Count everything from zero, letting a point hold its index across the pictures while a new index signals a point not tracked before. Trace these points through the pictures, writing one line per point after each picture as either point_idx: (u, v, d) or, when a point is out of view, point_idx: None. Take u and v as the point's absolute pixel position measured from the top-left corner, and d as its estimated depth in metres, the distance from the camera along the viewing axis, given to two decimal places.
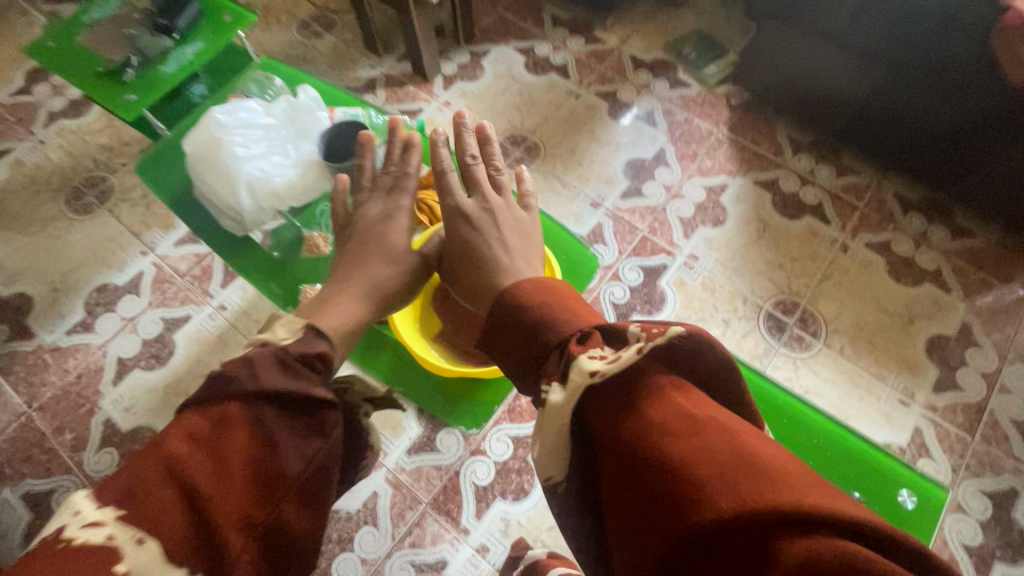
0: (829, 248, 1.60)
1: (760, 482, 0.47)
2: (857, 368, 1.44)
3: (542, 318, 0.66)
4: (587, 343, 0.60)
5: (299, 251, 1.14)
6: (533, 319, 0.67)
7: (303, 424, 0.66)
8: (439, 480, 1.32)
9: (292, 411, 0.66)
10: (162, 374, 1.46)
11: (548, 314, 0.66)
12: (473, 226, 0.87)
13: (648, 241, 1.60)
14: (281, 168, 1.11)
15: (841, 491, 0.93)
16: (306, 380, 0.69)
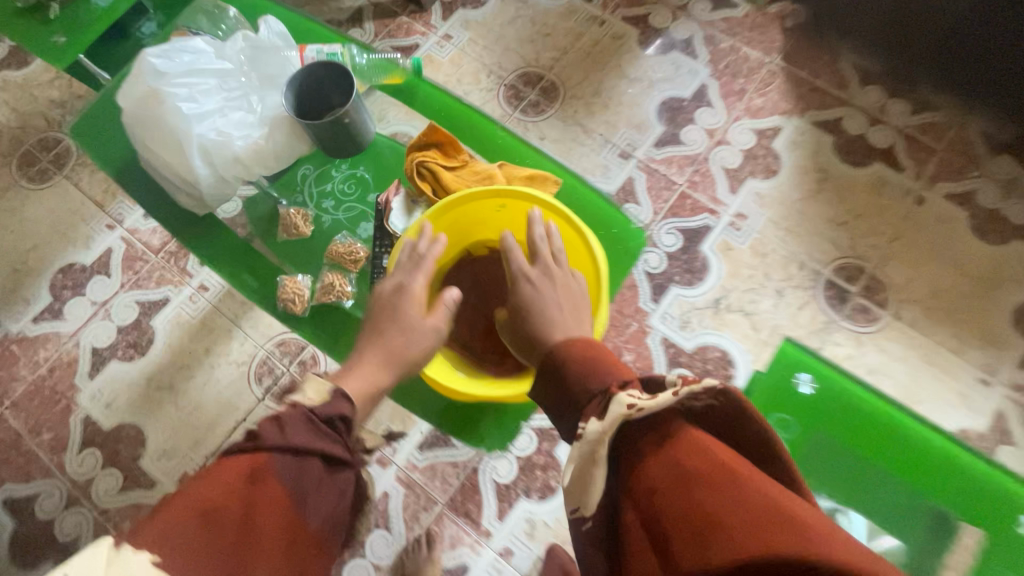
0: (900, 200, 1.36)
1: (799, 542, 0.45)
2: (931, 344, 1.24)
3: (584, 358, 0.63)
4: (626, 386, 0.58)
5: (274, 231, 0.97)
6: (574, 362, 0.63)
7: (333, 482, 0.64)
8: (456, 479, 1.18)
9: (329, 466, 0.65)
10: (142, 365, 1.31)
11: (591, 357, 0.63)
12: (534, 288, 0.76)
13: (687, 198, 1.37)
14: (244, 129, 0.89)
15: (931, 508, 0.77)
16: (336, 438, 0.67)
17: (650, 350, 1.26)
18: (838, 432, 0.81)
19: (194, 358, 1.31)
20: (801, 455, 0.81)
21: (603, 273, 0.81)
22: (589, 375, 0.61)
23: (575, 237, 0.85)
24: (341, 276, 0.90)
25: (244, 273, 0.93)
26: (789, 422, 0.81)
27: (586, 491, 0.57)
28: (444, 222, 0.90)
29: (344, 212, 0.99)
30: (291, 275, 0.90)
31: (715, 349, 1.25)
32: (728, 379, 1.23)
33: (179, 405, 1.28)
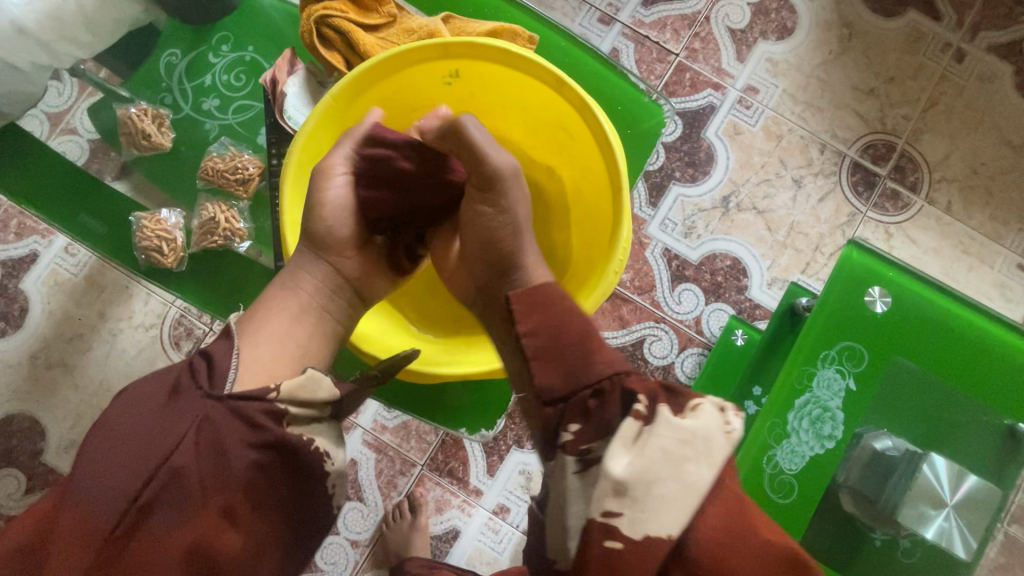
0: (937, 58, 1.10)
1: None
2: (967, 229, 1.08)
3: (583, 346, 0.47)
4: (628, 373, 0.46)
5: (116, 140, 0.71)
6: (577, 336, 0.48)
7: (164, 434, 0.48)
8: (434, 435, 1.00)
9: (161, 423, 0.48)
10: (19, 341, 1.01)
11: (595, 348, 0.47)
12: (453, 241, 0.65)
13: (686, 72, 1.09)
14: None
15: (1000, 421, 0.64)
16: (190, 386, 0.50)
17: (649, 266, 1.05)
18: (915, 357, 0.64)
19: (87, 326, 1.02)
20: (870, 393, 0.64)
21: (620, 153, 0.56)
22: (593, 356, 0.47)
23: (569, 105, 0.59)
24: (225, 207, 0.68)
25: (83, 215, 0.66)
26: (856, 354, 0.63)
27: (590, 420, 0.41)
28: (363, 102, 0.61)
29: (233, 113, 0.72)
30: (151, 212, 0.67)
31: (725, 257, 1.06)
32: (741, 292, 1.05)
33: (79, 385, 1.00)
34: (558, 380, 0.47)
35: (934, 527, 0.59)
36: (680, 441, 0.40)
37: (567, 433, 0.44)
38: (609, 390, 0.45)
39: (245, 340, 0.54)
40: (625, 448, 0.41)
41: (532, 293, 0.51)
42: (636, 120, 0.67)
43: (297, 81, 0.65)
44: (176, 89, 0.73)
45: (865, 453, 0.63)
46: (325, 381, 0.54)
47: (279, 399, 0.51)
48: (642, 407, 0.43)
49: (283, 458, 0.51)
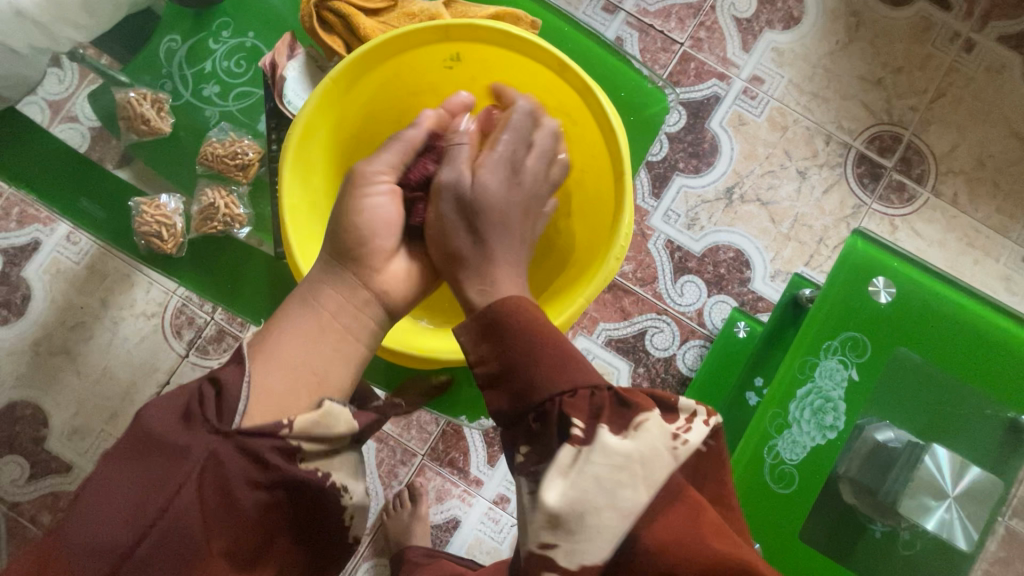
0: (946, 48, 1.09)
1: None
2: (973, 222, 1.07)
3: (529, 367, 0.44)
4: (574, 397, 0.43)
5: (116, 126, 0.71)
6: (521, 357, 0.44)
7: (166, 475, 0.44)
8: (435, 426, 1.00)
9: (162, 463, 0.45)
10: (22, 329, 1.01)
11: (541, 370, 0.44)
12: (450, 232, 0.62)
13: (690, 62, 1.08)
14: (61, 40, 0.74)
15: (1002, 412, 0.63)
16: (195, 424, 0.46)
17: (652, 258, 1.04)
18: (919, 347, 0.63)
19: (90, 314, 1.02)
20: (872, 383, 0.64)
21: (622, 138, 0.56)
22: (538, 376, 0.43)
23: (571, 88, 0.58)
24: (225, 192, 0.68)
25: (83, 201, 0.66)
26: (859, 344, 0.63)
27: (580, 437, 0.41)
28: (364, 85, 0.60)
29: (234, 101, 0.72)
30: (150, 197, 0.67)
31: (728, 249, 1.05)
32: (744, 284, 1.04)
33: (82, 373, 1.01)
34: (504, 401, 0.44)
35: (935, 518, 0.59)
36: (614, 467, 0.41)
37: (519, 454, 0.44)
38: (552, 411, 0.42)
39: (257, 364, 0.49)
40: (562, 475, 0.41)
41: (479, 316, 0.47)
42: (639, 107, 0.67)
43: (296, 65, 0.65)
44: (177, 75, 0.72)
45: (867, 445, 0.63)
46: (343, 415, 0.48)
47: (293, 436, 0.46)
48: (581, 431, 0.42)
49: (295, 496, 0.48)
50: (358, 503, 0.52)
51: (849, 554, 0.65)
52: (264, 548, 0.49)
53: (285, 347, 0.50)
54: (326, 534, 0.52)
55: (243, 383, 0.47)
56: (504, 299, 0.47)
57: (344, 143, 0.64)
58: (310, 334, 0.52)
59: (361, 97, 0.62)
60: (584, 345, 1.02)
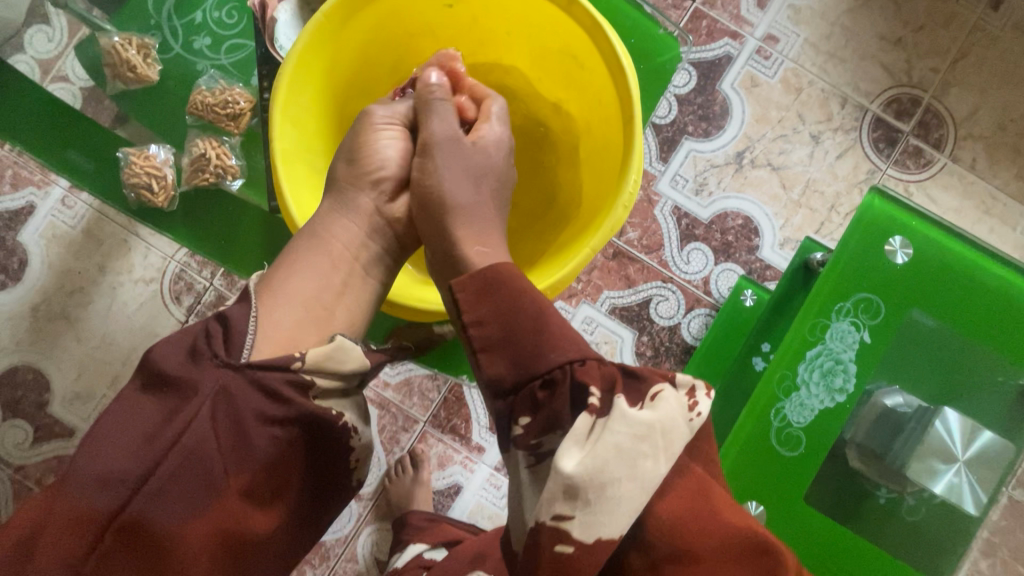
0: (971, 5, 1.04)
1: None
2: (990, 189, 1.03)
3: (538, 332, 0.41)
4: (585, 367, 0.40)
5: (101, 77, 0.68)
6: (530, 322, 0.41)
7: (181, 406, 0.44)
8: (437, 393, 1.00)
9: (177, 395, 0.45)
10: (20, 294, 1.00)
11: (547, 333, 0.41)
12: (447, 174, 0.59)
13: (703, 19, 1.03)
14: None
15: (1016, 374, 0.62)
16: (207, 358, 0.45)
17: (659, 225, 1.02)
18: (933, 307, 0.61)
19: (88, 280, 1.01)
20: (885, 344, 0.62)
21: (632, 78, 0.54)
22: (546, 345, 0.41)
23: (578, 27, 0.56)
24: (216, 143, 0.66)
25: (71, 151, 0.65)
26: (872, 304, 0.61)
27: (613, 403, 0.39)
28: (358, 26, 0.58)
29: (226, 53, 0.69)
30: (139, 148, 0.66)
31: (736, 216, 1.02)
32: (752, 252, 1.02)
33: (82, 338, 1.00)
34: (511, 367, 0.41)
35: (943, 481, 0.59)
36: (637, 437, 0.38)
37: (518, 427, 0.41)
38: (560, 380, 0.40)
39: (264, 301, 0.49)
40: (578, 445, 0.38)
41: (481, 275, 0.44)
42: (648, 53, 0.64)
43: (287, 7, 0.62)
44: (165, 26, 0.69)
45: (875, 411, 0.62)
46: (354, 350, 0.50)
47: (306, 369, 0.47)
48: (598, 400, 0.39)
49: (308, 433, 0.48)
50: (366, 444, 0.54)
51: (853, 520, 0.64)
52: (276, 491, 0.49)
53: (291, 283, 0.51)
54: (336, 476, 0.53)
55: (252, 318, 0.48)
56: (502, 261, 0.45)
57: (338, 89, 0.62)
58: (320, 273, 0.53)
59: (357, 40, 0.59)
60: (588, 313, 1.01)
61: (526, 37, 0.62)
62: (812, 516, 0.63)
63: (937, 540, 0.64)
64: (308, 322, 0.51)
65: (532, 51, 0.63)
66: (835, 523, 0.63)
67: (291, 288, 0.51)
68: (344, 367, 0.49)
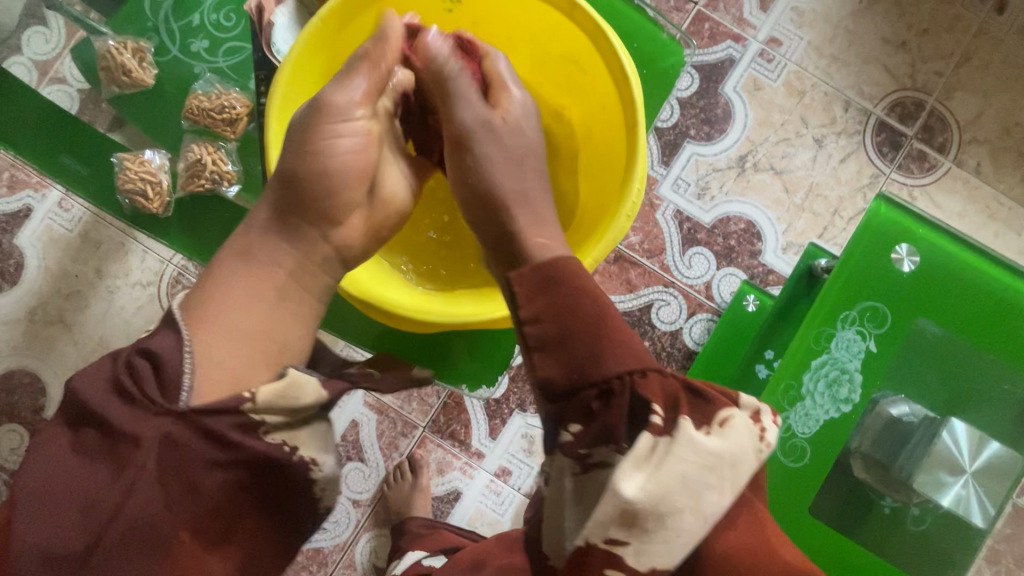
0: (976, 8, 1.03)
1: None
2: (995, 194, 1.03)
3: (599, 339, 0.41)
4: (644, 383, 0.41)
5: (97, 81, 0.68)
6: (589, 328, 0.42)
7: (118, 469, 0.44)
8: (436, 398, 0.99)
9: (114, 456, 0.44)
10: (16, 298, 0.99)
11: (607, 340, 0.41)
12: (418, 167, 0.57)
13: (705, 22, 1.02)
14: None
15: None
16: (140, 407, 0.44)
17: (660, 229, 1.01)
18: (939, 315, 0.60)
19: (84, 283, 1.00)
20: (892, 353, 0.61)
21: (635, 85, 0.53)
22: (603, 354, 0.41)
23: (580, 31, 0.55)
24: (212, 148, 0.65)
25: (63, 156, 0.65)
26: (878, 314, 0.60)
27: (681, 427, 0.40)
28: (356, 30, 0.58)
29: (223, 56, 0.68)
30: (134, 153, 0.65)
31: (739, 220, 1.01)
32: (755, 256, 1.01)
33: (79, 342, 0.99)
34: (569, 372, 0.41)
35: (952, 493, 0.59)
36: (704, 467, 0.39)
37: (567, 433, 0.42)
38: (618, 392, 0.40)
39: (201, 331, 0.48)
40: (640, 468, 0.39)
41: (541, 269, 0.45)
42: (653, 59, 0.63)
43: (285, 10, 0.62)
44: (163, 28, 0.68)
45: (880, 419, 0.61)
46: (309, 383, 0.49)
47: (257, 410, 0.47)
48: (661, 420, 0.40)
49: (259, 475, 0.48)
50: (329, 476, 0.52)
51: (856, 529, 0.63)
52: (233, 534, 0.50)
53: (229, 311, 0.49)
54: (293, 516, 0.52)
55: (186, 355, 0.46)
56: (563, 256, 0.45)
57: None
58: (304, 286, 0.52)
59: (356, 43, 0.59)
60: None
61: (529, 41, 0.61)
62: (814, 525, 0.62)
63: (944, 550, 0.63)
64: (254, 350, 0.50)
65: (534, 55, 0.63)
66: (838, 534, 0.62)
67: (230, 318, 0.49)
68: (295, 397, 0.48)
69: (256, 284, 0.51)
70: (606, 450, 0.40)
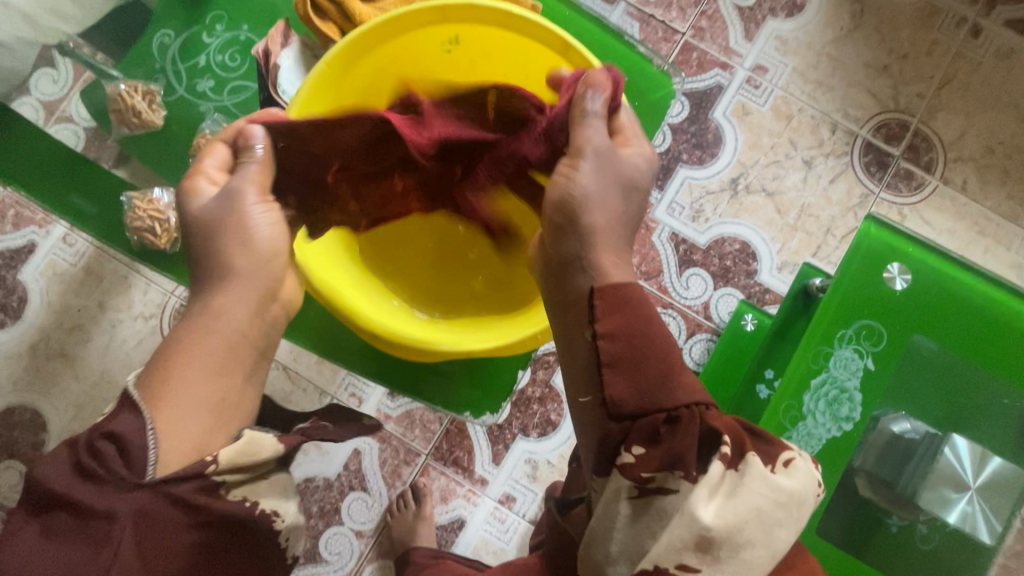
0: (952, 33, 1.07)
1: None
2: (983, 210, 1.05)
3: (667, 363, 0.46)
4: (709, 411, 0.45)
5: (108, 122, 0.70)
6: (659, 351, 0.46)
7: (95, 544, 0.41)
8: (439, 424, 0.99)
9: (84, 533, 0.41)
10: (17, 333, 1.00)
11: (674, 366, 0.46)
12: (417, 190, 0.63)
13: (692, 52, 1.06)
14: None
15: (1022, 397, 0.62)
16: (110, 482, 0.42)
17: (657, 251, 1.03)
18: (936, 333, 0.61)
19: (86, 317, 1.01)
20: (890, 370, 0.62)
21: (628, 120, 0.55)
22: (675, 380, 0.45)
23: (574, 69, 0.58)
24: None
25: (74, 197, 0.66)
26: (874, 332, 0.61)
27: (757, 461, 0.43)
28: (359, 71, 0.60)
29: (229, 95, 0.71)
30: (144, 191, 0.67)
31: (734, 241, 1.03)
32: (751, 276, 1.02)
33: (80, 376, 0.99)
34: (639, 391, 0.44)
35: (957, 510, 0.58)
36: (777, 502, 0.43)
37: (630, 455, 0.43)
38: (687, 420, 0.43)
39: (160, 408, 0.45)
40: (717, 497, 0.42)
41: (618, 289, 0.48)
42: (644, 92, 0.66)
43: (289, 54, 0.65)
44: (170, 70, 0.71)
45: (883, 437, 0.62)
46: (269, 441, 0.49)
47: (220, 472, 0.46)
48: (730, 450, 0.43)
49: (235, 531, 0.47)
50: (292, 525, 0.52)
51: (864, 549, 0.63)
52: None
53: (189, 387, 0.47)
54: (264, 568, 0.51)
55: (149, 432, 0.44)
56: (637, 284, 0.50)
57: None
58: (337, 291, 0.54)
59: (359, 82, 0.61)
60: None
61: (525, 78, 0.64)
62: (819, 543, 0.62)
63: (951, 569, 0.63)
64: (218, 423, 0.48)
65: None
66: (846, 556, 0.62)
67: (193, 392, 0.47)
68: (254, 457, 0.48)
69: (216, 358, 0.49)
70: (673, 477, 0.42)
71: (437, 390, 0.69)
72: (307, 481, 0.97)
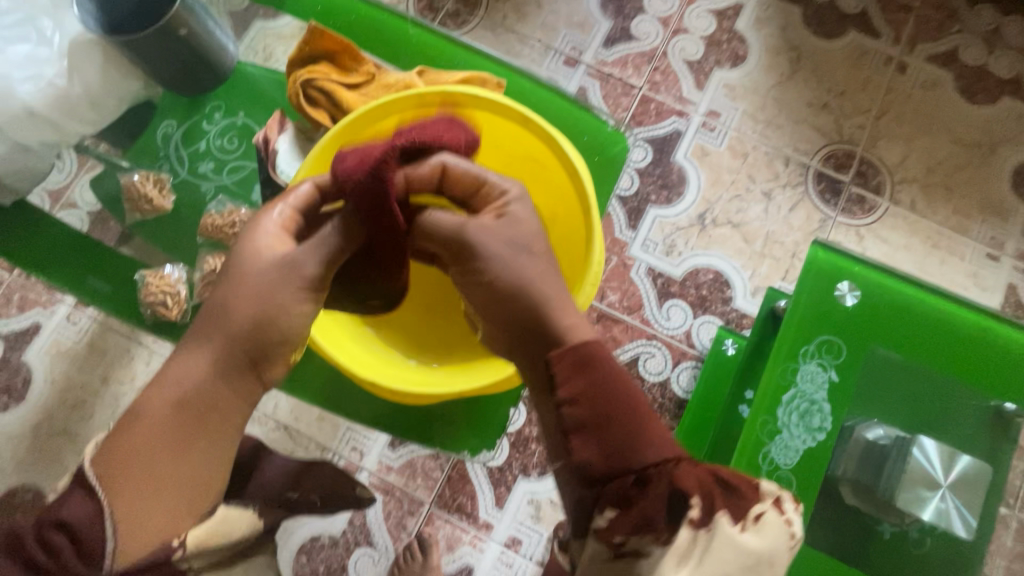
0: (882, 71, 1.18)
1: None
2: (933, 225, 1.13)
3: (633, 429, 0.49)
4: (673, 466, 0.48)
5: (119, 210, 0.77)
6: (620, 413, 0.49)
7: None
8: (440, 471, 1.00)
9: None
10: (22, 414, 1.02)
11: (637, 429, 0.49)
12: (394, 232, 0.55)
13: (650, 103, 1.16)
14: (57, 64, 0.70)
15: (979, 397, 0.66)
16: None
17: (636, 286, 1.09)
18: (888, 344, 0.67)
19: (90, 392, 1.03)
20: (853, 382, 0.66)
21: (585, 175, 0.62)
22: (643, 441, 0.49)
23: (535, 135, 0.65)
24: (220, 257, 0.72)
25: (90, 278, 0.72)
26: (834, 346, 0.66)
27: (722, 527, 0.46)
28: None
29: (228, 174, 0.78)
30: (156, 269, 0.72)
31: (707, 271, 1.10)
32: (727, 303, 1.08)
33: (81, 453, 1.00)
34: (608, 453, 0.48)
35: (932, 507, 0.62)
36: (744, 565, 0.46)
37: (602, 520, 0.47)
38: (655, 478, 0.47)
39: (122, 493, 0.47)
40: (682, 563, 0.45)
41: (577, 351, 0.51)
42: (601, 147, 0.73)
43: (285, 138, 0.73)
44: (173, 157, 0.78)
45: (859, 445, 0.65)
46: (238, 522, 0.55)
47: (186, 557, 0.49)
48: (696, 514, 0.46)
49: None
50: None
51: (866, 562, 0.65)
52: None
53: (155, 465, 0.49)
54: None
55: (107, 520, 0.46)
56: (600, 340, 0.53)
57: None
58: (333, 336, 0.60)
59: None
60: None
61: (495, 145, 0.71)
62: (818, 559, 0.64)
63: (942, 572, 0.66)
64: (193, 498, 0.51)
65: None
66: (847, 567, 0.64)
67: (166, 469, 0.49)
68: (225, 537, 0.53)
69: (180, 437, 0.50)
70: (640, 538, 0.46)
71: (439, 433, 0.72)
72: (314, 540, 0.98)
